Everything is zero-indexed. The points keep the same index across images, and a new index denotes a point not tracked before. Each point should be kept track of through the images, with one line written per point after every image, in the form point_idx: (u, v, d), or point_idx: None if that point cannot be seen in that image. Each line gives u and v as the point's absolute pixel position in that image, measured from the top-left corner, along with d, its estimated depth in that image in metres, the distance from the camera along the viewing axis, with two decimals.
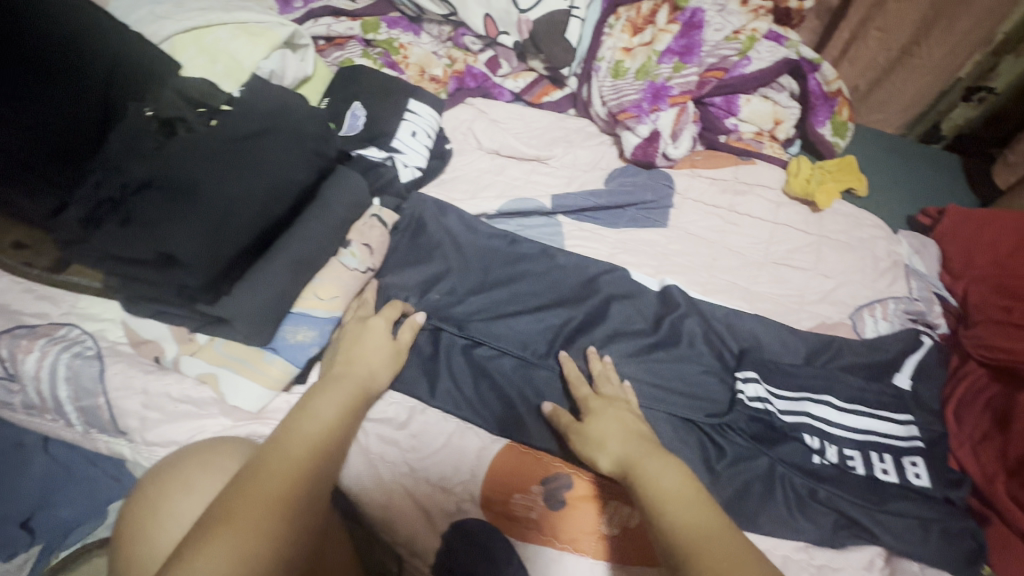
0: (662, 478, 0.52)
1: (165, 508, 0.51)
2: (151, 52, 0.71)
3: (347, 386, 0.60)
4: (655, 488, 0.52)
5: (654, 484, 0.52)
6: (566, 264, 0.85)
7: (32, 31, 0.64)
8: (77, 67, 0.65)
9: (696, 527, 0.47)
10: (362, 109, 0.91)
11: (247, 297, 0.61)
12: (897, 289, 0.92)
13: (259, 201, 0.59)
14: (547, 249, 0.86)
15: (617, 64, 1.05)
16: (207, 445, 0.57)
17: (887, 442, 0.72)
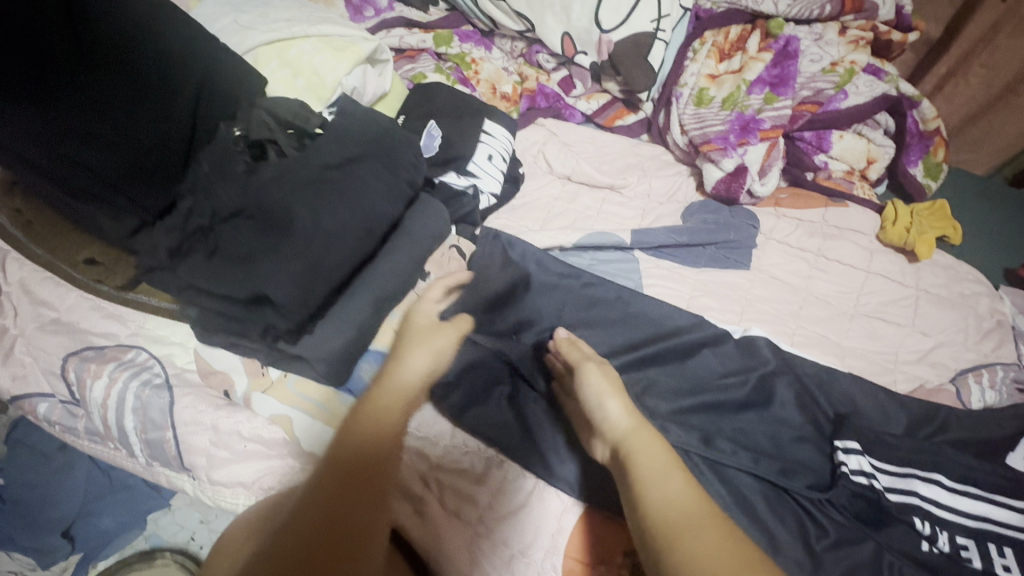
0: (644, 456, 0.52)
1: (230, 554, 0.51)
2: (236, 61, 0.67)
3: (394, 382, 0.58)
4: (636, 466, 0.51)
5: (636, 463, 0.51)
6: (643, 312, 0.79)
7: (134, 45, 0.62)
8: (169, 84, 0.63)
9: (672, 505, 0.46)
10: (438, 128, 0.87)
11: (331, 336, 0.57)
12: (1004, 354, 0.84)
13: (352, 236, 0.55)
14: (623, 293, 0.80)
15: (701, 92, 0.99)
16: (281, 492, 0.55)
17: (1007, 534, 0.65)
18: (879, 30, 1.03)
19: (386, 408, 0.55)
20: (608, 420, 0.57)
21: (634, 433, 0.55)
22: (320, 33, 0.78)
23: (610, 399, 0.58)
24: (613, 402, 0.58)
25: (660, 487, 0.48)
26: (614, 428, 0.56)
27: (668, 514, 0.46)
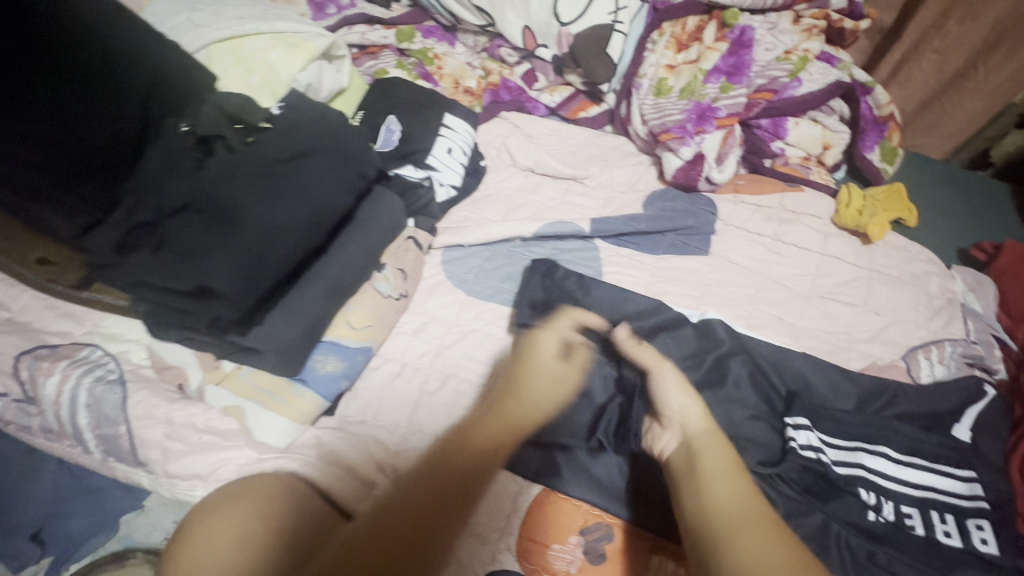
0: (713, 459, 0.58)
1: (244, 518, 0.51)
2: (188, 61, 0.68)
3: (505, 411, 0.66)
4: (706, 467, 0.57)
5: (712, 466, 0.57)
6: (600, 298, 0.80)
7: (80, 44, 0.62)
8: (117, 83, 0.64)
9: (733, 506, 0.53)
10: (397, 123, 0.88)
11: (281, 327, 0.56)
12: (953, 331, 0.87)
13: (301, 230, 0.55)
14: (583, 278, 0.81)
15: (660, 82, 1.01)
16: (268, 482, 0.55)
17: (948, 501, 0.67)
18: (832, 18, 1.05)
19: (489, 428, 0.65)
20: (681, 412, 0.63)
21: (706, 427, 0.61)
22: (274, 31, 0.78)
23: (689, 402, 0.63)
24: (692, 403, 0.63)
25: (723, 485, 0.55)
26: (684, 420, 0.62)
27: (732, 511, 0.53)
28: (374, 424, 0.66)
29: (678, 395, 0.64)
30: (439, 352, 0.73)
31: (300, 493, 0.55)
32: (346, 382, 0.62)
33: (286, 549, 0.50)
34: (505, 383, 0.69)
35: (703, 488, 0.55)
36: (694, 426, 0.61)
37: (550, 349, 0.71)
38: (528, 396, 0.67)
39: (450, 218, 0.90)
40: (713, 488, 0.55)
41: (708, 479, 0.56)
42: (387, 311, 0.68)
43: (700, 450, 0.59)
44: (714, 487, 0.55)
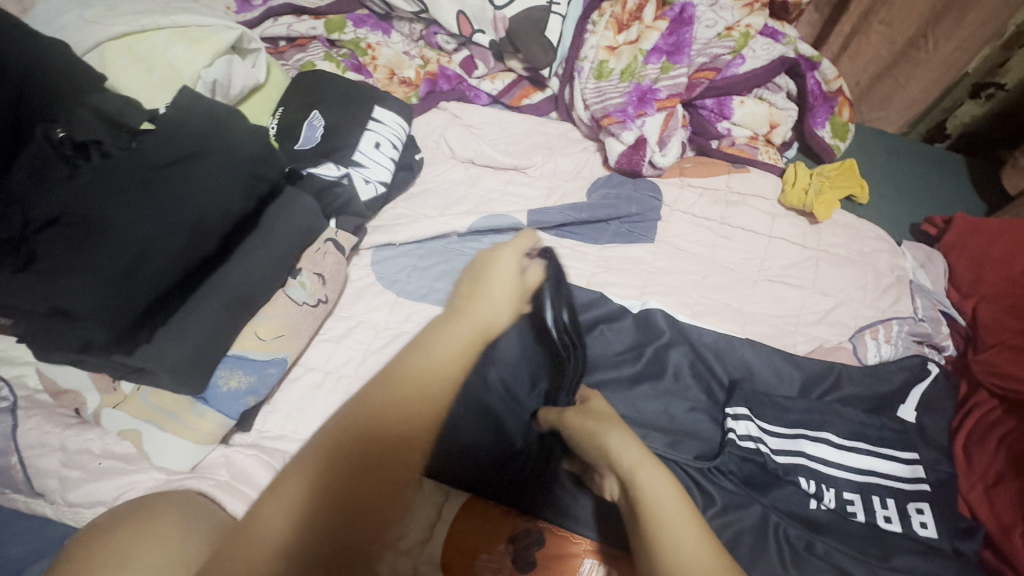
0: (667, 506, 0.49)
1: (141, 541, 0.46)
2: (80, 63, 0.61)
3: (469, 326, 0.60)
4: (660, 516, 0.48)
5: (667, 513, 0.48)
6: None
7: None
8: None
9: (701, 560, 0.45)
10: (320, 118, 0.83)
11: (175, 345, 0.53)
12: (901, 309, 0.85)
13: (181, 239, 0.52)
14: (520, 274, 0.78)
15: (601, 64, 0.97)
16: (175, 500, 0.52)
17: (890, 485, 0.65)
18: None
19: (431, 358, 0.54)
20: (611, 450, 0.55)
21: (645, 464, 0.53)
22: (175, 25, 0.74)
23: (612, 435, 0.56)
24: (619, 437, 0.55)
25: (685, 538, 0.46)
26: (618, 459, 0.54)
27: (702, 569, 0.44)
28: (293, 438, 0.63)
29: (596, 434, 0.57)
30: (365, 358, 0.69)
31: (213, 519, 0.51)
32: (254, 398, 0.59)
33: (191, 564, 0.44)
34: (457, 300, 0.64)
35: (664, 545, 0.46)
36: (632, 469, 0.53)
37: (510, 280, 0.66)
38: (480, 311, 0.61)
39: (382, 216, 0.86)
40: (668, 537, 0.46)
41: (664, 531, 0.47)
42: (301, 320, 0.64)
43: (642, 492, 0.50)
44: (676, 537, 0.46)
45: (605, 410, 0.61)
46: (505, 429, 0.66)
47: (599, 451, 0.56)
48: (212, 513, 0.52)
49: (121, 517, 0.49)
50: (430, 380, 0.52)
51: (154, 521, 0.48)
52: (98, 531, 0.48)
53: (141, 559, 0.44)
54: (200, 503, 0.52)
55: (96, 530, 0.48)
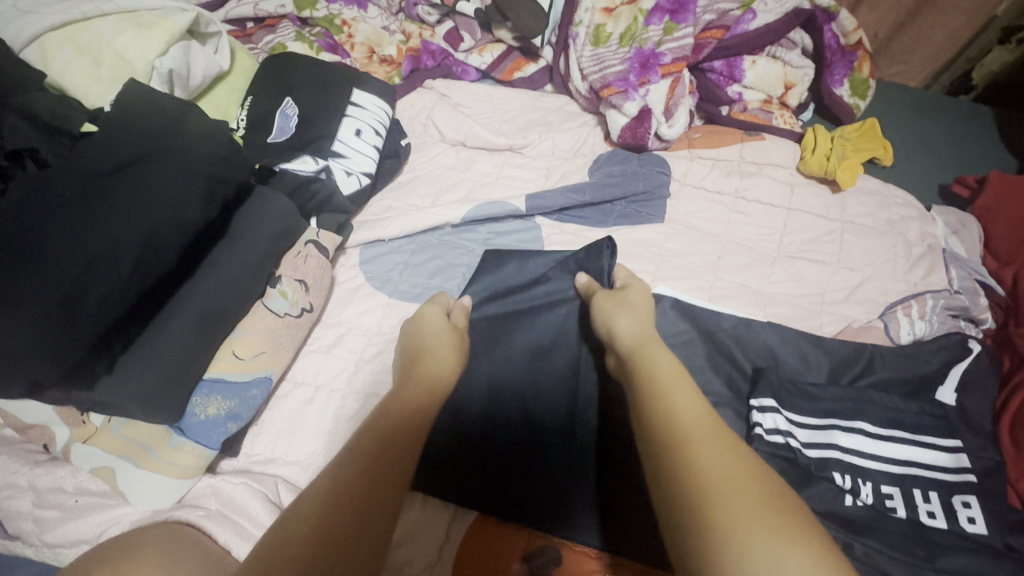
0: (684, 419, 0.43)
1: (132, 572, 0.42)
2: (10, 63, 0.53)
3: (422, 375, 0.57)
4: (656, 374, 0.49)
5: (686, 426, 0.42)
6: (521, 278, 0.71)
7: None
8: None
9: (727, 469, 0.39)
10: (294, 106, 0.76)
11: (138, 375, 0.47)
12: (934, 281, 0.79)
13: (133, 256, 0.46)
14: (499, 258, 0.72)
15: (597, 29, 0.87)
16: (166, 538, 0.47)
17: (933, 477, 0.60)
18: None
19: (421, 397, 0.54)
20: (629, 325, 0.57)
21: (664, 373, 0.49)
22: (122, 11, 0.67)
23: (621, 316, 0.58)
24: (628, 317, 0.58)
25: (706, 448, 0.40)
26: (631, 336, 0.56)
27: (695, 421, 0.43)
28: (284, 460, 0.58)
29: (608, 316, 0.59)
30: (358, 367, 0.64)
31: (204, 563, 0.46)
32: (236, 425, 0.53)
33: None
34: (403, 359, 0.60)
35: (682, 465, 0.40)
36: (654, 375, 0.49)
37: (435, 312, 0.64)
38: (426, 364, 0.58)
39: (370, 209, 0.79)
40: (690, 448, 0.40)
41: (683, 444, 0.41)
42: (284, 334, 0.58)
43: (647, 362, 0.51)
44: (697, 450, 0.40)
45: (638, 299, 0.62)
46: (527, 432, 0.61)
47: (630, 334, 0.56)
48: (189, 557, 0.46)
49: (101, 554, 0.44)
50: (396, 439, 0.49)
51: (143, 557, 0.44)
52: (89, 560, 0.43)
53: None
54: (177, 545, 0.47)
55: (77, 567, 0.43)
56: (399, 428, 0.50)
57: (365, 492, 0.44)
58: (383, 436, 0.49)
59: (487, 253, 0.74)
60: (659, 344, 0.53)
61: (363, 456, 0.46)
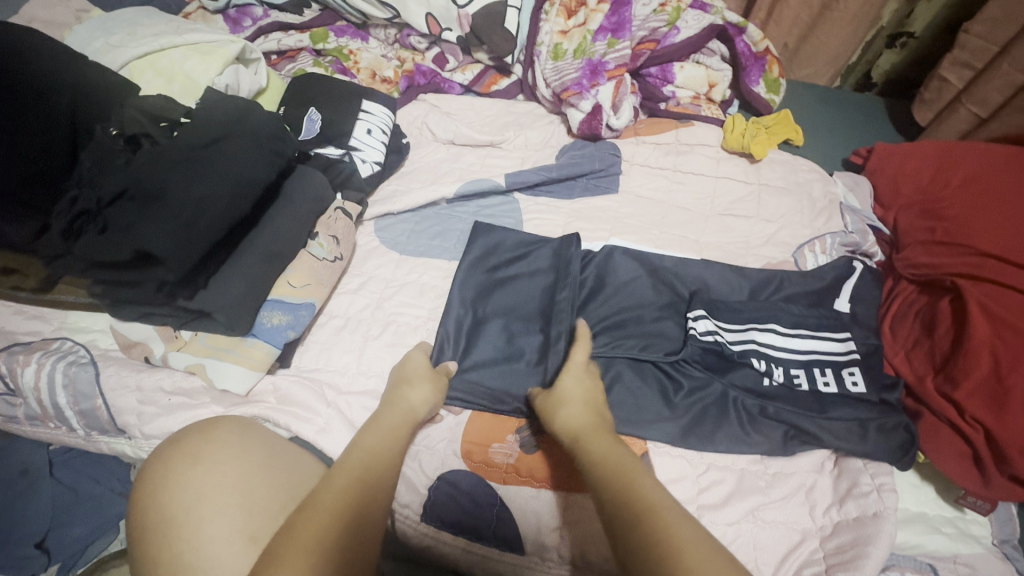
0: (656, 492, 0.49)
1: (218, 435, 0.56)
2: (119, 77, 0.73)
3: (390, 421, 0.61)
4: (602, 455, 0.55)
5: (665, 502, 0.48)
6: (504, 239, 0.88)
7: (22, 66, 0.66)
8: (49, 88, 0.66)
9: (676, 533, 0.44)
10: (317, 113, 0.96)
11: (224, 289, 0.65)
12: (833, 226, 0.99)
13: (226, 199, 0.64)
14: (486, 226, 0.90)
15: (556, 47, 1.11)
16: (244, 419, 0.61)
17: (828, 358, 0.78)
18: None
19: (388, 450, 0.57)
20: (569, 416, 0.62)
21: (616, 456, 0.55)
22: (188, 43, 0.87)
23: (566, 408, 0.63)
24: (573, 406, 0.63)
25: (659, 515, 0.46)
26: (570, 423, 0.61)
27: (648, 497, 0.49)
28: (326, 369, 0.74)
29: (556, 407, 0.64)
30: (380, 304, 0.82)
31: (272, 434, 0.61)
32: (293, 333, 0.71)
33: (258, 471, 0.54)
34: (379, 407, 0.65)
35: (661, 524, 0.45)
36: (601, 457, 0.55)
37: (415, 360, 0.72)
38: (398, 404, 0.64)
39: (380, 192, 0.98)
40: (664, 511, 0.47)
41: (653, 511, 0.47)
42: (324, 272, 0.76)
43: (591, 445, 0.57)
44: (680, 522, 0.46)
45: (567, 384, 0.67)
46: (512, 353, 0.77)
47: (570, 420, 0.62)
48: (261, 430, 0.61)
49: (190, 429, 0.57)
50: (377, 480, 0.53)
51: (221, 427, 0.58)
52: (184, 429, 0.57)
53: (213, 454, 0.54)
54: (252, 424, 0.61)
55: (168, 441, 0.56)
56: (377, 467, 0.54)
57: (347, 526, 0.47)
58: (362, 476, 0.52)
59: (476, 223, 0.91)
60: (601, 432, 0.59)
61: (345, 498, 0.49)
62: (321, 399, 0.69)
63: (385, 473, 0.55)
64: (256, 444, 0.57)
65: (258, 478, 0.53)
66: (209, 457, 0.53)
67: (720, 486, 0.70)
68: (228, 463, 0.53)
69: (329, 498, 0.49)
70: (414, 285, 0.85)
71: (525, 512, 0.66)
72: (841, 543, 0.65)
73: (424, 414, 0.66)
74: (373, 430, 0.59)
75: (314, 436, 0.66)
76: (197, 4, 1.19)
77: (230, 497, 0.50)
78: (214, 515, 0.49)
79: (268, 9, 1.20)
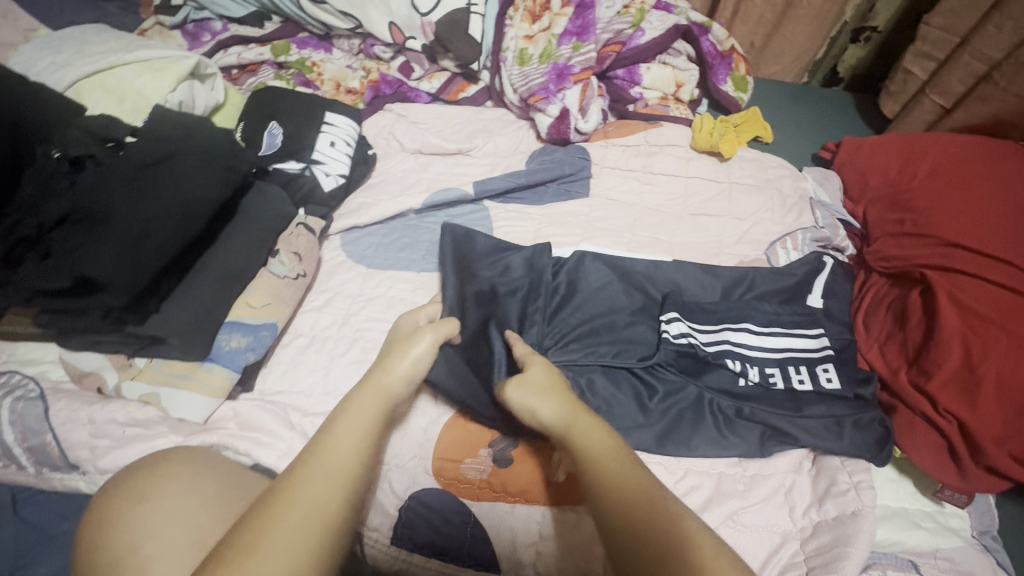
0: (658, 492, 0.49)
1: (166, 469, 0.54)
2: (62, 97, 0.70)
3: (370, 402, 0.56)
4: (591, 452, 0.53)
5: (667, 498, 0.49)
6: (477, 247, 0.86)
7: None
8: None
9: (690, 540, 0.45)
10: (279, 127, 0.94)
11: (179, 312, 0.63)
12: (804, 221, 0.99)
13: (175, 220, 0.62)
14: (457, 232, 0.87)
15: (522, 52, 1.10)
16: (195, 450, 0.58)
17: (803, 356, 0.77)
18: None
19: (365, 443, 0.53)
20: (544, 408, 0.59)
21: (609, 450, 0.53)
22: (138, 60, 0.84)
23: (541, 400, 0.59)
24: (550, 400, 0.59)
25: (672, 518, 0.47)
26: (552, 416, 0.58)
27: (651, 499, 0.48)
28: (290, 391, 0.72)
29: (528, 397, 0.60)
30: (346, 320, 0.80)
31: (228, 463, 0.59)
32: (253, 355, 0.68)
33: (210, 503, 0.51)
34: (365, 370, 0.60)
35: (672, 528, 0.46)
36: (592, 454, 0.53)
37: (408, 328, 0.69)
38: (386, 376, 0.58)
39: (346, 205, 0.96)
40: (670, 504, 0.48)
41: (660, 505, 0.48)
42: (286, 290, 0.74)
43: (579, 440, 0.55)
44: (686, 517, 0.47)
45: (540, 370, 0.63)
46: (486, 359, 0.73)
47: (553, 411, 0.58)
48: (218, 460, 0.58)
49: (137, 465, 0.55)
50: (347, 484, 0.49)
51: (171, 460, 0.55)
52: (133, 465, 0.55)
53: (161, 490, 0.51)
54: (207, 454, 0.59)
55: (115, 480, 0.53)
56: (355, 472, 0.50)
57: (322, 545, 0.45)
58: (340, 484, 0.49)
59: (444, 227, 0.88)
60: (586, 418, 0.57)
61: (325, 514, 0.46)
62: (285, 423, 0.67)
63: (365, 468, 0.51)
64: (208, 476, 0.54)
65: (210, 509, 0.51)
66: (156, 495, 0.51)
67: (698, 492, 0.69)
68: (177, 496, 0.51)
69: (312, 511, 0.46)
70: (382, 299, 0.83)
71: (499, 528, 0.65)
72: (821, 544, 0.64)
73: (407, 384, 0.59)
74: (355, 416, 0.54)
75: (277, 461, 0.63)
76: (155, 21, 1.17)
77: (180, 530, 0.48)
78: (163, 554, 0.46)
79: (228, 22, 1.19)
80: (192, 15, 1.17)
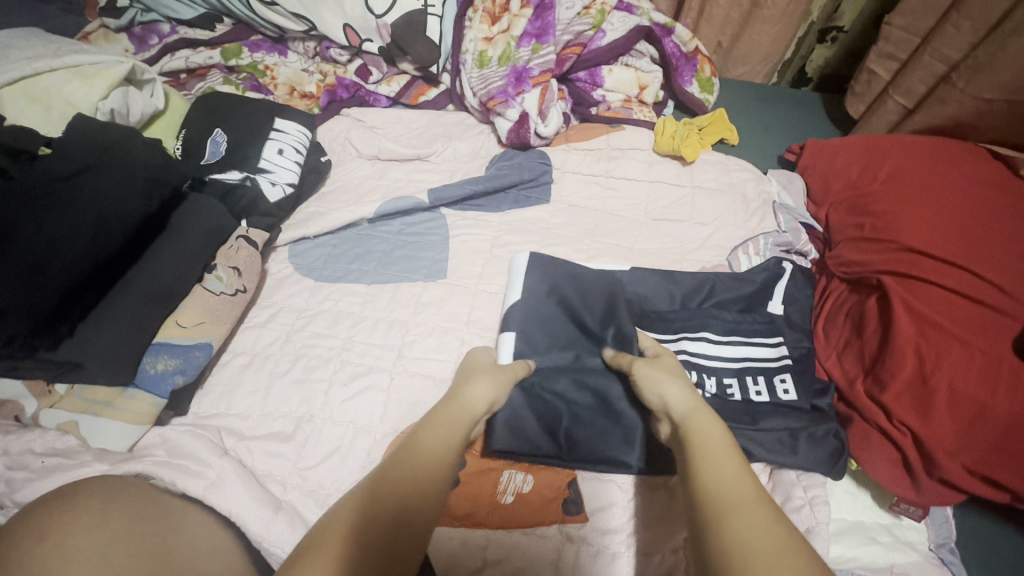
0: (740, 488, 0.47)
1: (77, 503, 0.49)
2: None
3: (454, 418, 0.58)
4: (707, 444, 0.52)
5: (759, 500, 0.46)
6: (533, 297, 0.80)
7: None
8: None
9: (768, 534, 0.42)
10: (224, 134, 0.90)
11: (96, 335, 0.59)
12: (767, 226, 0.98)
13: (88, 236, 0.59)
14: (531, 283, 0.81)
15: (481, 54, 1.07)
16: (109, 484, 0.54)
17: (761, 366, 0.75)
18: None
19: (446, 440, 0.55)
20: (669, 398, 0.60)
21: (713, 450, 0.51)
22: (67, 65, 0.80)
23: (671, 385, 0.61)
24: (674, 387, 0.60)
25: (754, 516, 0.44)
26: (676, 404, 0.58)
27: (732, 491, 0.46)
28: (226, 414, 0.69)
29: (659, 385, 0.62)
30: (290, 337, 0.77)
31: (142, 499, 0.54)
32: (182, 379, 0.65)
33: (119, 543, 0.47)
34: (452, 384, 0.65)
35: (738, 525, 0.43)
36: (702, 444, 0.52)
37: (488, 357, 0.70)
38: (465, 396, 0.61)
39: (296, 215, 0.92)
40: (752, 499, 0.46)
41: (724, 512, 0.44)
42: (221, 307, 0.71)
43: (693, 433, 0.54)
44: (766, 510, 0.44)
45: (672, 364, 0.66)
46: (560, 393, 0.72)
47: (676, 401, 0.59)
48: (131, 495, 0.54)
49: (39, 502, 0.49)
50: (430, 485, 0.51)
51: (86, 496, 0.50)
52: (41, 498, 0.50)
53: (65, 527, 0.47)
54: (116, 485, 0.54)
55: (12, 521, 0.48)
56: (426, 473, 0.51)
57: (386, 554, 0.44)
58: (409, 480, 0.50)
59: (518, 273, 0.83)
60: (709, 414, 0.56)
61: (387, 511, 0.47)
62: (216, 449, 0.64)
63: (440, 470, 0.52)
64: (123, 518, 0.50)
65: (118, 549, 0.47)
66: (62, 533, 0.46)
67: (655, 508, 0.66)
68: (83, 539, 0.46)
69: (379, 502, 0.47)
70: (330, 313, 0.80)
71: (443, 553, 0.62)
72: None
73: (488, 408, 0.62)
74: (447, 426, 0.57)
75: (203, 491, 0.59)
76: (99, 23, 1.12)
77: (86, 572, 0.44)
78: None
79: (177, 25, 1.14)
80: (139, 18, 1.12)
